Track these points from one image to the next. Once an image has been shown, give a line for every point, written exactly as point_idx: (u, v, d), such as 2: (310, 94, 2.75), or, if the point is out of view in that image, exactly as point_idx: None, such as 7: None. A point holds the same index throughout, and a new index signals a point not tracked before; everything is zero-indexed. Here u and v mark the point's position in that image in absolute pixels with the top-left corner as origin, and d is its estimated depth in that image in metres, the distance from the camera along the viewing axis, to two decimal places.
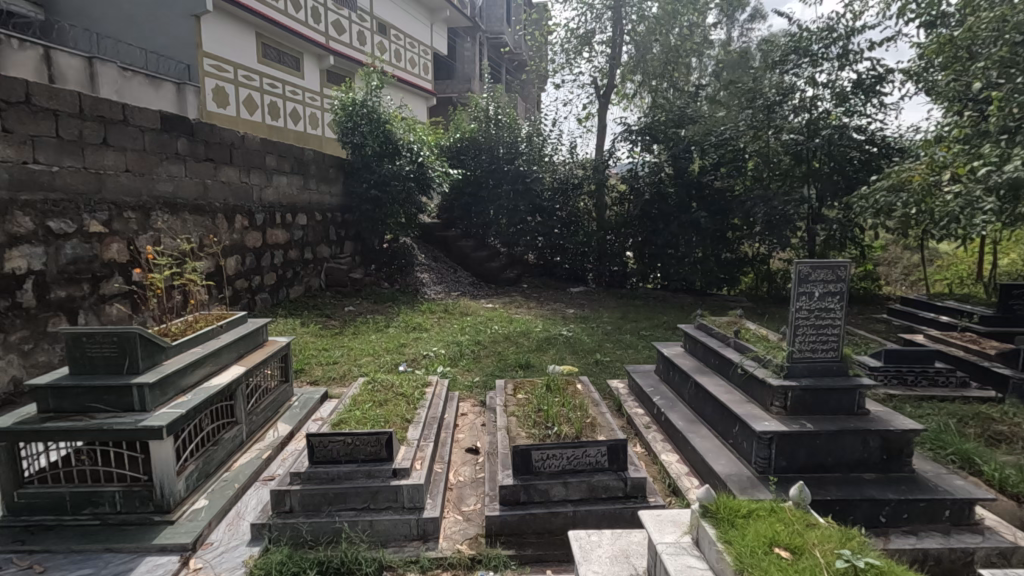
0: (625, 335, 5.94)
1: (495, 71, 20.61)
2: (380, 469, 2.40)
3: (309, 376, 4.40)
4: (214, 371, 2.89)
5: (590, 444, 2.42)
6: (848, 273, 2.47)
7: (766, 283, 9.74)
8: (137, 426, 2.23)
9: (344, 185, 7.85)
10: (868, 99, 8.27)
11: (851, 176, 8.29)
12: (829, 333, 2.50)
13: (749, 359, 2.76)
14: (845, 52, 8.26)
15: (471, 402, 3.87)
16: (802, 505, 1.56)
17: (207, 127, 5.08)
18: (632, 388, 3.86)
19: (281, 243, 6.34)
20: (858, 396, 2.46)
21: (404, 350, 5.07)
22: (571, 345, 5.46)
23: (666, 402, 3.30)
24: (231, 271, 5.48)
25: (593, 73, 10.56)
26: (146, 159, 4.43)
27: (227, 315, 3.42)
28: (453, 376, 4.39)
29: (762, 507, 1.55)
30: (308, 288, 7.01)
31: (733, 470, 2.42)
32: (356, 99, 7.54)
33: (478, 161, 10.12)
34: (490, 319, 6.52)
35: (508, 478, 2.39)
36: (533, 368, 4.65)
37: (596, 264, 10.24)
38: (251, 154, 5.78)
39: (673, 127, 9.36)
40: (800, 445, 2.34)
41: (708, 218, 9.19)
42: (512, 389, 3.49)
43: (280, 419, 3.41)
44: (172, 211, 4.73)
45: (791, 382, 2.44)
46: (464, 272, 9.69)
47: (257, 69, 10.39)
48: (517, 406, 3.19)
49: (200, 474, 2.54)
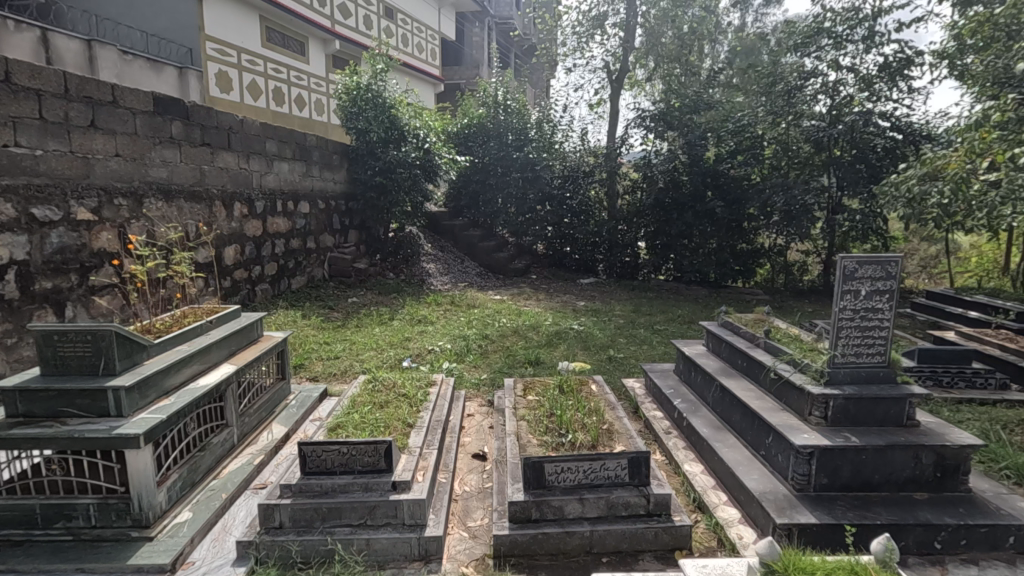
0: (639, 330, 5.70)
1: (504, 55, 20.16)
2: (378, 482, 2.20)
3: (309, 372, 4.20)
4: (202, 370, 2.69)
5: (609, 456, 2.20)
6: (900, 269, 2.20)
7: (783, 275, 9.42)
8: (111, 434, 2.03)
9: (347, 172, 7.61)
10: (895, 83, 7.93)
11: (874, 164, 8.01)
12: (875, 335, 2.24)
13: (783, 362, 2.51)
14: (871, 34, 7.91)
15: (478, 401, 3.66)
16: (887, 563, 1.48)
17: (203, 110, 4.85)
18: (650, 388, 3.63)
19: (282, 232, 6.13)
20: (908, 406, 2.21)
21: (409, 344, 4.87)
22: (582, 339, 5.23)
23: (687, 406, 3.06)
24: (230, 262, 5.28)
25: (606, 57, 10.23)
26: (138, 144, 4.22)
27: (219, 308, 3.21)
28: (460, 373, 4.18)
29: (841, 567, 1.49)
30: (311, 278, 6.81)
31: (767, 487, 2.19)
32: (361, 83, 7.31)
33: (486, 148, 9.81)
34: (498, 311, 6.30)
35: (518, 493, 2.18)
36: (543, 365, 4.42)
37: (607, 255, 9.97)
38: (251, 139, 5.54)
39: (689, 114, 9.06)
40: (844, 460, 2.10)
41: (724, 207, 8.87)
42: (522, 389, 3.27)
43: (276, 419, 3.21)
44: (166, 198, 4.52)
45: (833, 390, 2.20)
46: (471, 262, 9.45)
47: (260, 53, 10.14)
48: (528, 409, 2.97)
49: (184, 483, 2.35)
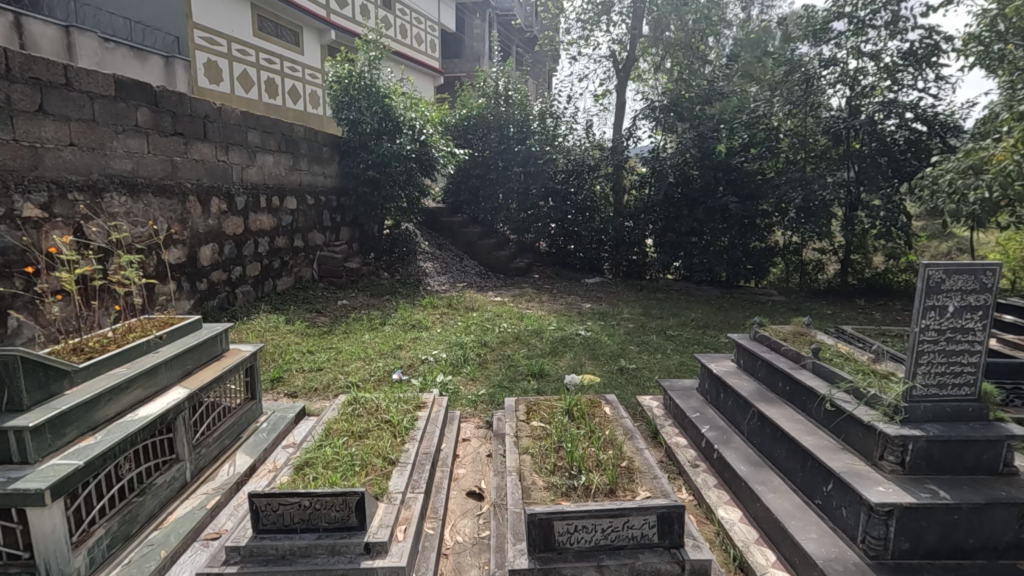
0: (650, 336, 5.24)
1: (505, 45, 19.56)
2: (348, 544, 1.77)
3: (288, 387, 3.78)
4: (145, 397, 2.26)
5: (634, 512, 1.79)
6: (997, 280, 1.76)
7: (798, 274, 8.96)
8: (5, 490, 1.61)
9: (339, 165, 7.16)
10: (921, 71, 7.45)
11: (898, 158, 7.58)
12: (965, 362, 1.81)
13: (840, 390, 2.08)
14: (895, 18, 7.45)
15: (475, 423, 3.23)
16: None
17: (175, 96, 4.41)
18: (669, 408, 3.20)
19: (266, 229, 5.72)
20: (1004, 450, 1.79)
21: (400, 353, 4.44)
22: (590, 348, 4.78)
23: (717, 434, 2.63)
24: (206, 262, 4.85)
25: (612, 46, 9.77)
26: (96, 132, 3.78)
27: (176, 319, 2.78)
28: (455, 388, 3.74)
29: None
30: (299, 279, 6.38)
31: (832, 550, 1.76)
32: (353, 70, 6.86)
33: (486, 141, 9.36)
34: (498, 315, 5.86)
35: (522, 559, 1.76)
36: (547, 378, 4.00)
37: (613, 253, 9.52)
38: (230, 129, 5.09)
39: (700, 105, 8.60)
40: (932, 520, 1.67)
41: (738, 203, 8.38)
42: (525, 413, 2.83)
43: (241, 447, 2.78)
44: (132, 192, 4.09)
45: (914, 431, 1.77)
46: (471, 261, 9.01)
47: (252, 42, 9.69)
48: (532, 439, 2.54)
49: (113, 540, 1.92)
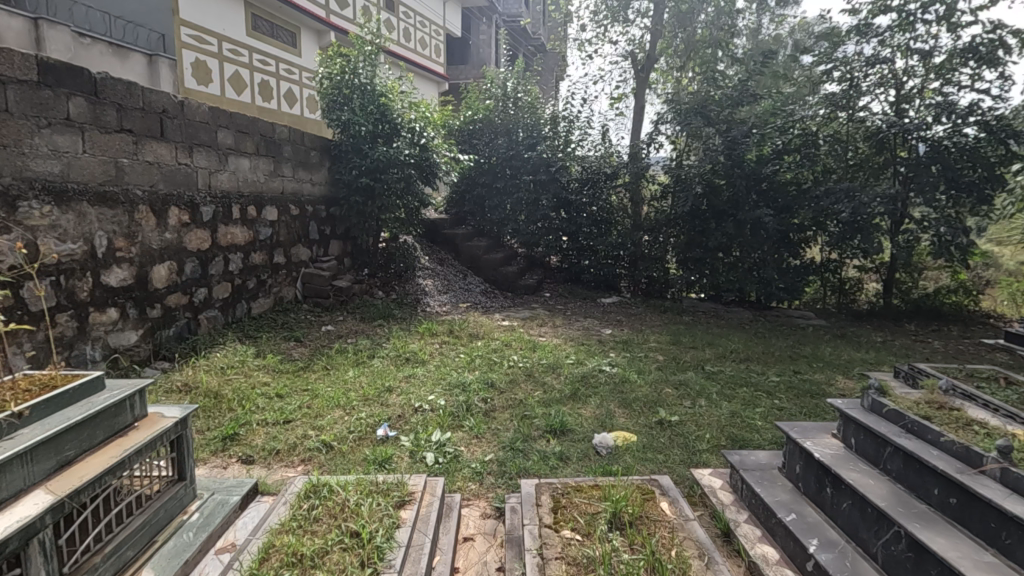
0: (689, 374, 4.43)
1: (513, 48, 18.97)
2: None
3: (244, 447, 2.97)
4: None
5: None
6: None
7: (835, 294, 8.14)
8: None
9: (328, 171, 6.41)
10: (981, 70, 6.65)
11: (953, 167, 6.68)
12: None
13: None
14: (950, 10, 6.68)
15: (480, 510, 2.42)
16: None
17: (120, 85, 3.66)
18: (743, 494, 2.37)
19: (239, 243, 4.95)
20: None
21: (389, 400, 3.61)
22: (619, 390, 3.96)
23: (835, 553, 1.80)
24: (160, 283, 4.09)
25: (629, 46, 9.05)
26: (9, 126, 3.03)
27: (59, 381, 1.96)
28: (455, 452, 2.92)
29: None
30: (279, 300, 5.60)
31: None
32: (346, 67, 6.08)
33: (493, 147, 8.62)
34: (506, 345, 5.03)
35: None
36: (571, 436, 3.17)
37: (630, 269, 8.74)
38: (194, 127, 4.33)
39: (729, 107, 7.64)
40: None
41: (774, 217, 7.45)
42: (552, 514, 2.04)
43: (152, 559, 1.95)
44: (59, 201, 3.32)
45: None
46: (475, 278, 8.22)
47: (246, 42, 9.00)
48: (568, 567, 1.73)
49: None
